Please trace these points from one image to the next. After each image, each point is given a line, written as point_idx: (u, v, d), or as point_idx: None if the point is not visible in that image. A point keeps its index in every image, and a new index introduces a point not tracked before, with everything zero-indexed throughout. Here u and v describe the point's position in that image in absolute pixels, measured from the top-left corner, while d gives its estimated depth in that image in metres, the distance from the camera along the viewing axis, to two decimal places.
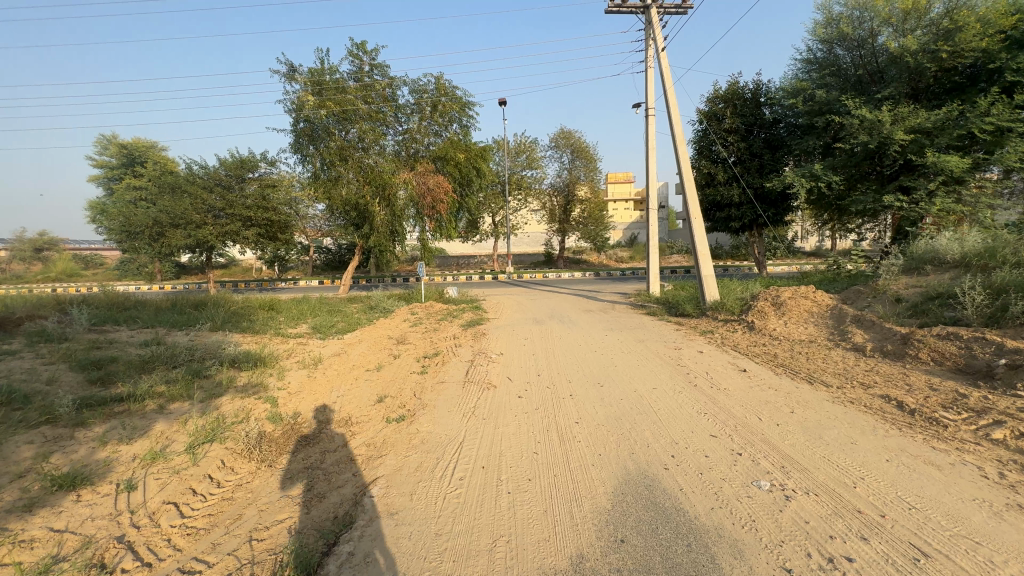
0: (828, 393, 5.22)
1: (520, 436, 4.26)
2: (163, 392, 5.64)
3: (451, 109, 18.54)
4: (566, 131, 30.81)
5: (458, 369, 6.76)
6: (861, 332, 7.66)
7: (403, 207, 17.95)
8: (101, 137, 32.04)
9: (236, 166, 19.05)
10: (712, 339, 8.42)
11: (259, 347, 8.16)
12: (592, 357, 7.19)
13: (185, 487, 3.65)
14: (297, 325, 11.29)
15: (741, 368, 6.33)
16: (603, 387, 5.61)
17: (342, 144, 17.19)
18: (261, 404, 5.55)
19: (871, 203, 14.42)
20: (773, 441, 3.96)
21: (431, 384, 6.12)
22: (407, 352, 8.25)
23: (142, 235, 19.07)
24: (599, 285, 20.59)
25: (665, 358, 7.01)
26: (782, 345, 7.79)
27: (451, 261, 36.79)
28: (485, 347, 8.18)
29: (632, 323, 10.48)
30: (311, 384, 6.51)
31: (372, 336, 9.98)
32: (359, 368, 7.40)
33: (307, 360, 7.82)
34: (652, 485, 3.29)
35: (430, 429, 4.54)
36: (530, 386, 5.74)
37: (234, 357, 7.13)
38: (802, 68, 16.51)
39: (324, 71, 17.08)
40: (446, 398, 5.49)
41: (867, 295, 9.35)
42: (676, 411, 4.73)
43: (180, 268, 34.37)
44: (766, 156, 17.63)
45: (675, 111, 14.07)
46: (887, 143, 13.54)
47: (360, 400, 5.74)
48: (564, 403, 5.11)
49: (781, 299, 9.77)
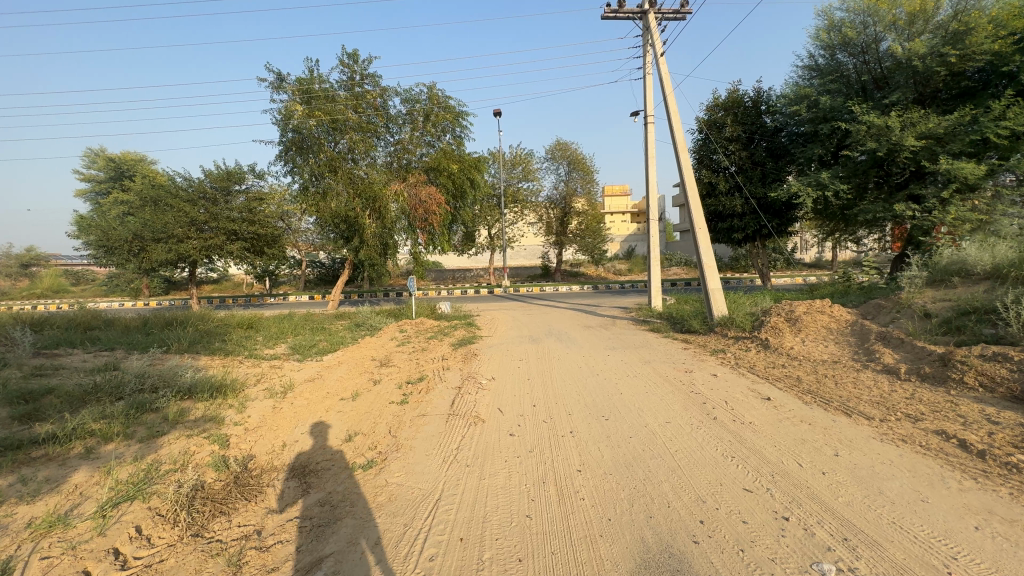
0: (872, 429, 4.45)
1: (510, 491, 3.47)
2: (96, 430, 4.83)
3: (444, 119, 17.92)
4: (563, 143, 30.37)
5: (443, 398, 5.96)
6: (890, 352, 6.96)
7: (394, 219, 17.23)
8: (89, 150, 31.58)
9: (222, 178, 18.40)
10: (725, 360, 7.67)
11: (223, 372, 7.35)
12: (594, 382, 6.41)
13: (77, 571, 2.84)
14: (275, 345, 10.50)
15: (765, 397, 5.55)
16: (608, 421, 4.85)
17: (331, 155, 16.58)
18: (208, 445, 4.72)
19: (881, 212, 13.85)
20: (823, 498, 3.19)
21: (410, 418, 5.32)
22: (389, 377, 7.46)
23: (122, 251, 18.32)
24: (599, 299, 19.87)
25: (676, 384, 6.23)
26: (803, 366, 7.05)
27: (446, 274, 36.11)
28: (476, 371, 7.39)
29: (635, 341, 9.75)
30: (274, 417, 5.70)
31: (354, 357, 9.19)
32: (333, 396, 6.61)
33: (277, 387, 7.02)
34: (681, 571, 2.51)
35: (402, 480, 3.76)
36: (524, 420, 4.96)
37: (192, 385, 6.32)
38: (804, 75, 16.06)
39: (313, 80, 16.52)
40: (426, 437, 4.69)
41: (889, 310, 8.65)
42: (697, 454, 3.96)
43: (169, 283, 33.56)
44: (768, 164, 17.13)
45: (676, 118, 13.53)
46: (898, 149, 13.01)
47: (326, 439, 4.94)
48: (564, 443, 4.33)
49: (795, 315, 9.08)
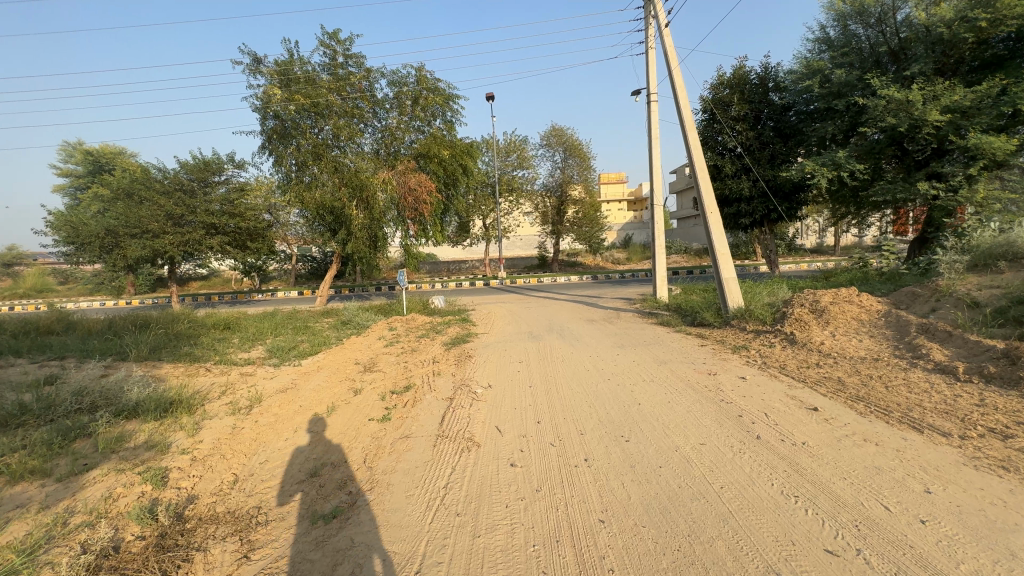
0: (956, 450, 3.61)
1: (514, 559, 2.61)
2: (5, 467, 3.95)
3: (434, 102, 16.77)
4: (559, 128, 29.34)
5: (432, 414, 5.08)
6: (939, 348, 6.18)
7: (383, 209, 16.20)
8: (66, 144, 30.35)
9: (199, 168, 17.37)
10: (750, 358, 6.86)
11: (182, 384, 6.44)
12: (606, 390, 5.56)
13: None
14: (250, 348, 9.56)
15: (810, 407, 4.70)
16: (629, 443, 4.01)
17: (315, 143, 15.54)
18: (139, 485, 3.81)
19: (901, 192, 13.04)
20: (940, 567, 2.35)
21: (390, 442, 4.44)
22: (372, 385, 6.58)
23: (94, 247, 17.24)
24: (600, 290, 18.99)
25: (701, 390, 5.39)
26: (841, 365, 6.24)
27: (441, 266, 35.29)
28: (469, 377, 6.52)
29: (645, 336, 8.91)
30: (231, 442, 4.80)
31: (337, 361, 8.29)
32: (305, 411, 5.71)
33: (242, 401, 6.12)
34: None
35: (373, 540, 2.89)
36: (526, 444, 4.10)
37: (139, 402, 5.42)
38: (814, 50, 15.13)
39: (292, 62, 15.42)
40: (408, 469, 3.82)
41: (926, 298, 7.86)
42: (747, 491, 3.15)
43: (155, 281, 32.43)
44: (777, 144, 16.24)
45: (682, 95, 12.61)
46: (920, 125, 12.12)
47: (287, 473, 4.05)
48: (578, 477, 3.47)
49: (821, 305, 8.26)
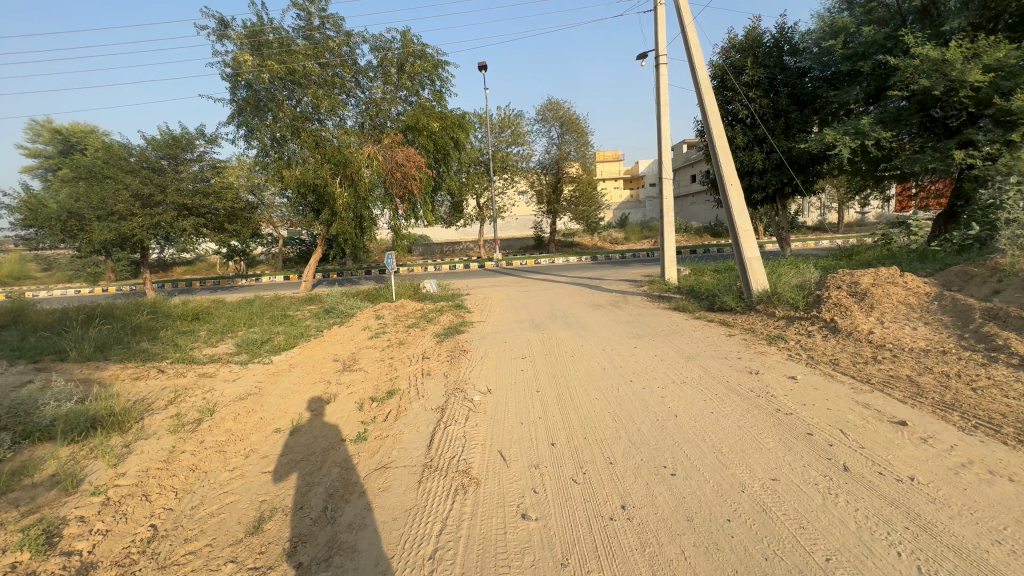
0: None
1: None
2: None
3: (421, 70, 15.22)
4: (555, 102, 28.02)
5: (417, 435, 4.04)
6: (1017, 338, 5.24)
7: (369, 186, 14.84)
8: (33, 122, 28.57)
9: (167, 144, 15.93)
10: (792, 351, 5.90)
11: (120, 393, 5.37)
12: (631, 398, 4.54)
13: None
14: (218, 342, 8.48)
15: (898, 421, 3.70)
16: (678, 479, 3.03)
17: (294, 115, 14.17)
18: (12, 553, 2.76)
19: (932, 161, 11.97)
20: None
21: (363, 478, 3.41)
22: (349, 391, 5.54)
23: (56, 230, 15.86)
24: (602, 272, 17.98)
25: (747, 396, 4.41)
26: (903, 360, 5.29)
27: (434, 248, 34.05)
28: (465, 379, 5.50)
29: (662, 324, 7.92)
30: (162, 473, 3.77)
31: (312, 358, 7.25)
32: (265, 426, 4.67)
33: (190, 413, 5.07)
34: None
35: None
36: (539, 481, 3.11)
37: (54, 421, 4.36)
38: (836, 9, 13.91)
39: (264, 26, 13.84)
40: (383, 524, 2.82)
41: (984, 278, 6.90)
42: (867, 568, 2.19)
43: (136, 266, 31.04)
44: (793, 113, 15.05)
45: (695, 57, 11.43)
46: (957, 86, 11.00)
47: (224, 525, 3.04)
48: (619, 539, 2.49)
49: (862, 287, 7.28)
